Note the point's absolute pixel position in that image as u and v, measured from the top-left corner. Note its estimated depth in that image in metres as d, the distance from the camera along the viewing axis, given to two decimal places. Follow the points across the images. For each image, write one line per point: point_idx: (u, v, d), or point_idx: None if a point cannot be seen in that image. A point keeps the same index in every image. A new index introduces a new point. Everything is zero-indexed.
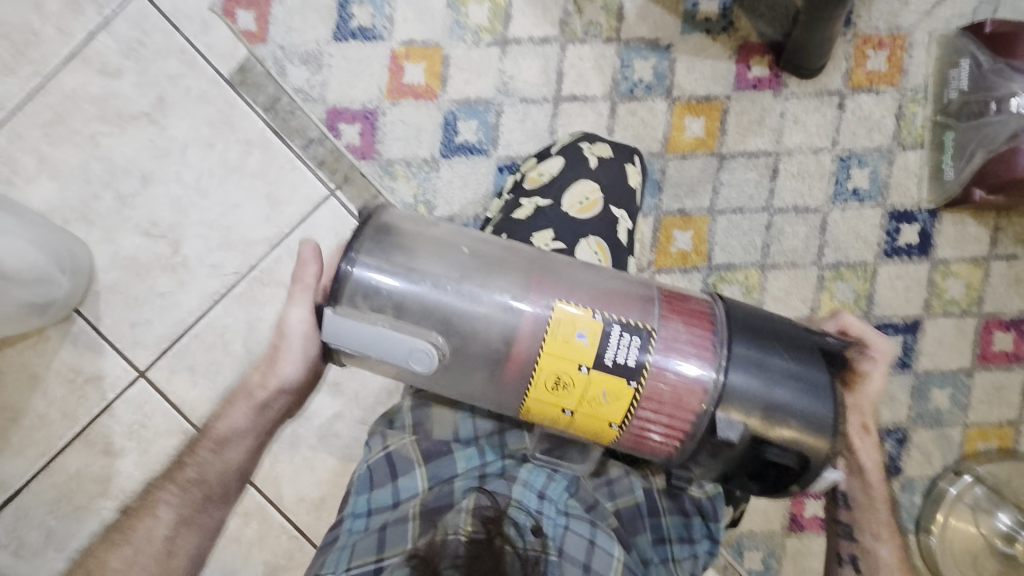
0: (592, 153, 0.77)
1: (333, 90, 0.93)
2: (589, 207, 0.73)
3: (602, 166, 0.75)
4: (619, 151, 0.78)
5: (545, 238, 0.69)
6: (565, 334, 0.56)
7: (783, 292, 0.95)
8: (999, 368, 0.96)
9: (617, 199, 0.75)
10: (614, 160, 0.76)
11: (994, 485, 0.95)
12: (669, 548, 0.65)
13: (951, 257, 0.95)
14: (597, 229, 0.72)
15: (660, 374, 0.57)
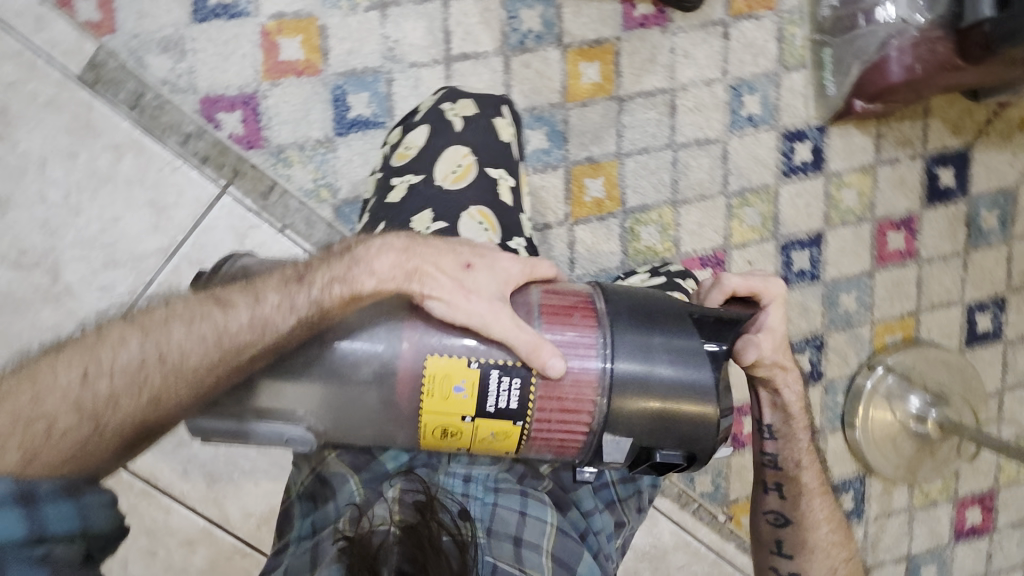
0: (456, 113, 0.63)
1: (203, 77, 0.85)
2: (466, 174, 0.60)
3: (470, 126, 0.63)
4: (488, 104, 0.66)
5: (421, 222, 0.58)
6: (439, 386, 0.51)
7: (696, 225, 0.98)
8: (895, 265, 1.04)
9: (497, 159, 0.63)
10: (482, 116, 0.64)
11: (903, 372, 1.03)
12: (613, 490, 0.67)
13: (842, 169, 1.01)
14: (480, 198, 0.60)
15: (544, 394, 0.52)
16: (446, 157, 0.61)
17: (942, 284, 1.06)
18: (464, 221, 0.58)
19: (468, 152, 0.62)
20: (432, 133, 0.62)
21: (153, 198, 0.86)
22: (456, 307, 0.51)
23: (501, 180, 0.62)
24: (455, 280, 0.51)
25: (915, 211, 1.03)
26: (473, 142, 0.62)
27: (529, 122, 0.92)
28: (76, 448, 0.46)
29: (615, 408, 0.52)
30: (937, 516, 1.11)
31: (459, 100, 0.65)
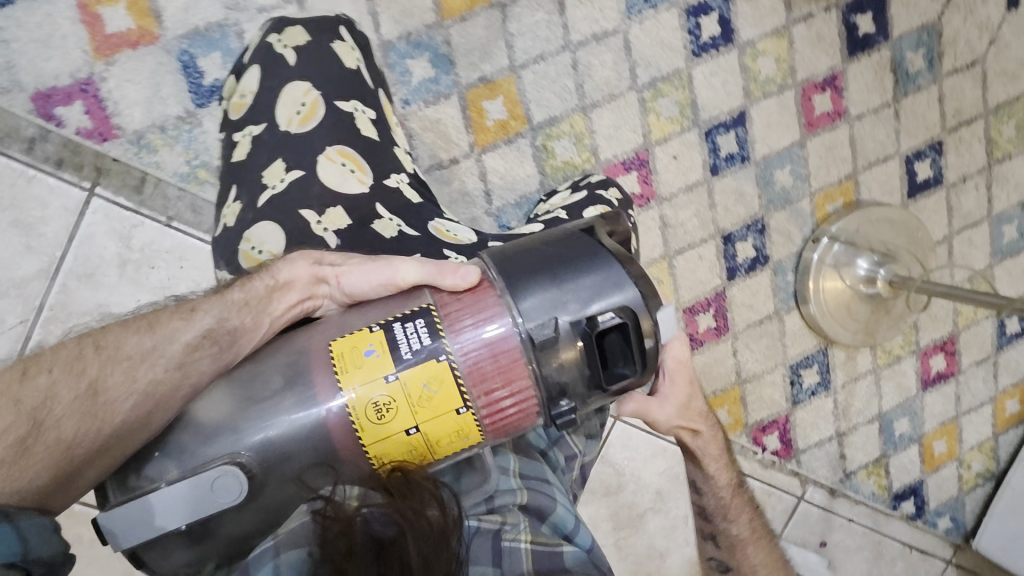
0: (285, 45, 0.63)
1: (27, 70, 0.75)
2: (311, 113, 0.60)
3: (303, 58, 0.62)
4: (320, 31, 0.64)
5: (275, 176, 0.58)
6: (349, 361, 0.44)
7: (611, 128, 0.91)
8: (825, 129, 0.99)
9: (341, 87, 0.62)
10: (315, 44, 0.63)
11: (848, 239, 1.00)
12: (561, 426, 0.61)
13: (755, 36, 0.94)
14: (333, 135, 0.60)
15: (468, 353, 0.45)
16: (286, 99, 0.60)
17: (876, 139, 1.02)
18: (322, 165, 0.58)
19: (309, 89, 0.60)
20: (267, 75, 0.62)
21: (16, 217, 0.77)
22: (362, 275, 0.49)
23: (351, 111, 0.61)
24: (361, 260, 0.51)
25: (838, 68, 0.98)
26: (310, 76, 0.61)
27: (408, 51, 0.84)
28: (13, 450, 0.41)
29: (539, 337, 0.45)
30: (903, 371, 1.12)
31: (287, 30, 0.65)
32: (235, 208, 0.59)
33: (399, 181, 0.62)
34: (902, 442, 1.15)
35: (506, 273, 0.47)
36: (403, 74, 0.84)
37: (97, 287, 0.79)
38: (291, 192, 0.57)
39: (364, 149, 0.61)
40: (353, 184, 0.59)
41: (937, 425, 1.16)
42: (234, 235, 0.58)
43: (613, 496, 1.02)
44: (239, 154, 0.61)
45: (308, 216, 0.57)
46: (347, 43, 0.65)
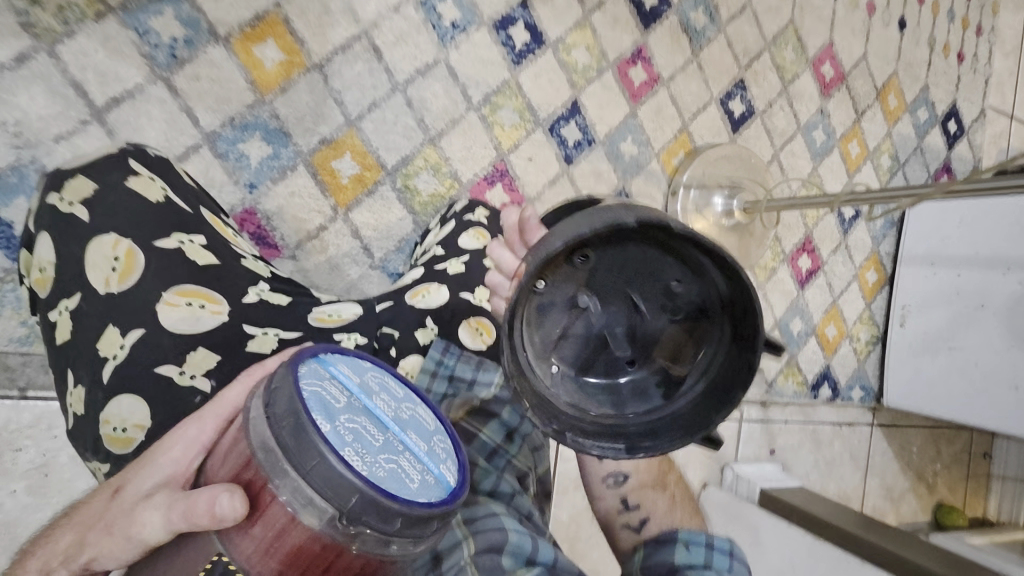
0: (69, 202, 0.57)
1: None
2: (128, 266, 0.57)
3: (98, 210, 0.58)
4: (106, 172, 0.60)
5: (113, 344, 0.54)
6: None
7: (463, 151, 0.94)
8: (648, 96, 1.09)
9: (157, 226, 0.59)
10: (108, 190, 0.59)
11: (700, 184, 1.11)
12: (504, 452, 0.61)
13: (562, 32, 1.01)
14: (166, 279, 0.57)
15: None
16: (95, 259, 0.56)
17: (691, 92, 1.13)
18: (164, 314, 0.56)
19: (118, 240, 0.57)
20: (58, 240, 0.56)
21: None
22: (114, 554, 0.33)
23: (178, 246, 0.60)
24: (106, 523, 0.35)
25: (639, 41, 1.08)
26: (115, 225, 0.57)
27: (237, 135, 0.80)
28: None
29: (366, 527, 0.28)
30: (781, 279, 1.26)
31: (65, 184, 0.59)
32: (81, 392, 0.54)
33: (259, 291, 0.62)
34: (801, 339, 1.28)
35: (279, 460, 0.28)
36: (239, 159, 0.81)
37: None
38: (136, 353, 0.54)
39: (205, 276, 0.59)
40: (207, 318, 0.58)
41: (823, 314, 1.32)
42: (93, 421, 0.53)
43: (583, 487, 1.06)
44: (63, 335, 0.56)
45: (168, 371, 0.54)
46: (144, 175, 0.62)
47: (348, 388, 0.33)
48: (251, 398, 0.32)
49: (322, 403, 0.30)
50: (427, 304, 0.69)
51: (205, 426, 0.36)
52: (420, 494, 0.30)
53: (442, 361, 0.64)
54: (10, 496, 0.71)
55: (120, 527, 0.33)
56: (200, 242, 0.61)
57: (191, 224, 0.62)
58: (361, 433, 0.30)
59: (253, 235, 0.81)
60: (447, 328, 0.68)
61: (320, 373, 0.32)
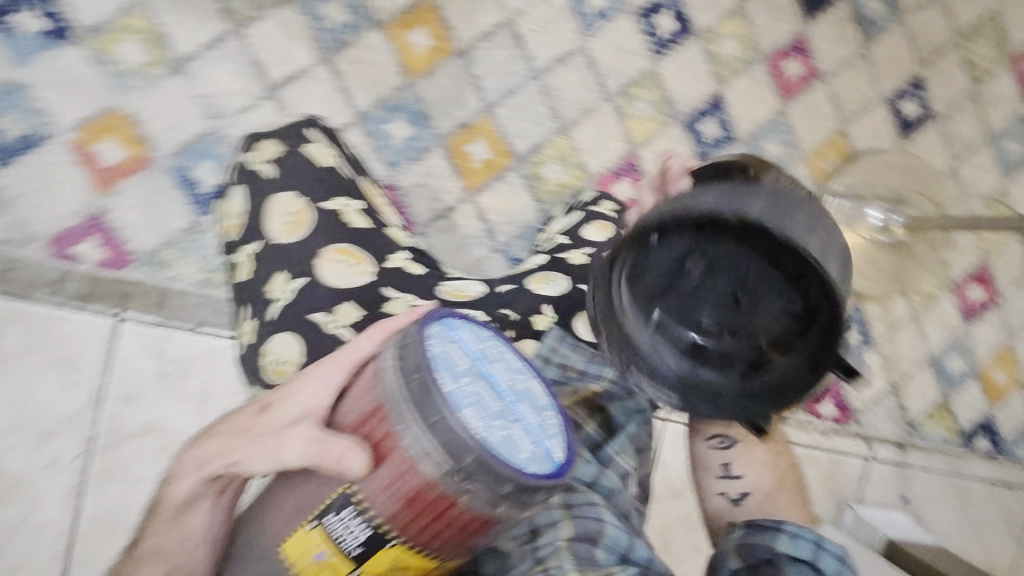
0: (260, 161, 0.67)
1: (40, 220, 0.79)
2: (302, 221, 0.64)
3: (284, 170, 0.67)
4: (291, 139, 0.70)
5: (281, 286, 0.62)
6: (304, 563, 0.36)
7: (594, 142, 0.93)
8: (802, 92, 1.00)
9: (324, 189, 0.67)
10: (292, 154, 0.68)
11: (857, 192, 0.99)
12: (607, 449, 0.60)
13: (712, 21, 0.95)
14: (328, 238, 0.65)
15: (406, 526, 0.32)
16: (276, 212, 0.65)
17: (855, 90, 1.02)
18: (322, 268, 0.63)
19: (296, 198, 0.65)
20: (252, 193, 0.66)
21: (55, 357, 0.81)
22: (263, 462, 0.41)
23: (338, 208, 0.67)
24: (255, 433, 0.42)
25: (799, 31, 0.99)
26: (295, 185, 0.66)
27: (384, 116, 0.86)
28: None
29: (475, 485, 0.31)
30: (941, 309, 1.10)
31: (257, 146, 0.68)
32: (252, 323, 0.62)
33: (400, 259, 0.68)
34: (959, 379, 1.12)
35: (407, 412, 0.32)
36: (385, 138, 0.87)
37: (142, 406, 0.83)
38: (299, 298, 0.61)
39: (357, 237, 0.67)
40: (358, 275, 0.64)
41: (991, 354, 1.13)
42: (255, 350, 0.60)
43: (680, 499, 1.02)
44: (243, 274, 0.64)
45: (319, 317, 0.60)
46: (319, 143, 0.71)
47: (471, 351, 0.34)
48: (383, 352, 0.35)
49: (447, 364, 0.33)
50: (546, 291, 0.69)
51: (335, 369, 0.40)
52: (529, 463, 0.32)
53: (556, 349, 0.63)
54: (180, 414, 0.84)
55: (271, 441, 0.40)
56: (358, 207, 0.69)
57: (350, 192, 0.69)
58: (480, 397, 0.32)
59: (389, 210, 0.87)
60: (565, 316, 0.67)
61: (449, 336, 0.34)
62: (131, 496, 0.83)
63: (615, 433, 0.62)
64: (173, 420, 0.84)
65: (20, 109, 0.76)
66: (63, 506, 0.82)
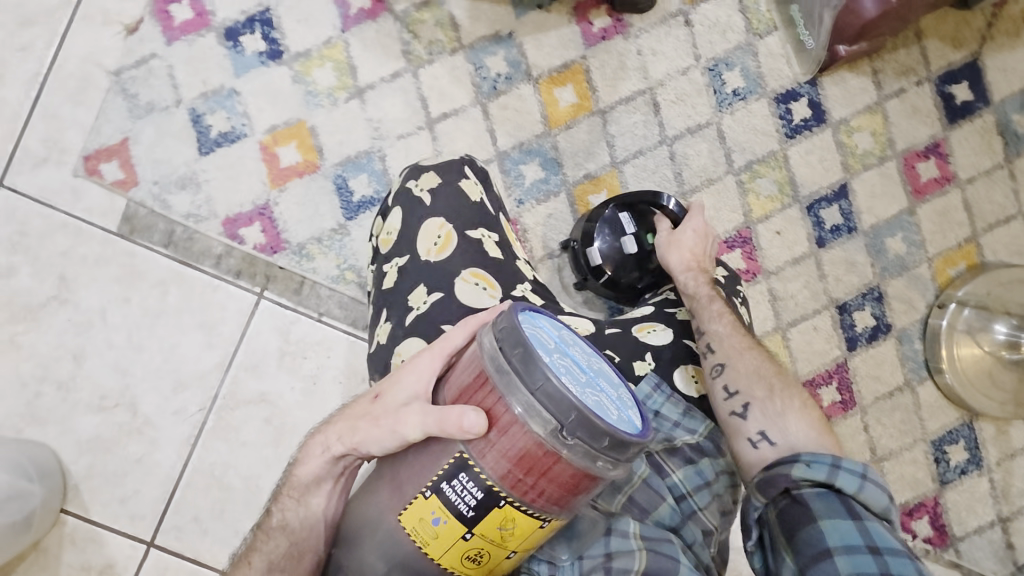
0: (422, 188, 0.75)
1: (220, 202, 0.92)
2: (446, 244, 0.72)
3: (438, 198, 0.74)
4: (448, 171, 0.76)
5: (419, 298, 0.70)
6: (420, 530, 0.42)
7: (712, 210, 0.96)
8: (934, 194, 0.98)
9: (470, 219, 0.74)
10: (448, 184, 0.75)
11: (979, 303, 0.96)
12: (691, 502, 0.61)
13: (847, 114, 0.98)
14: (466, 261, 0.72)
15: (514, 483, 0.39)
16: (426, 233, 0.73)
17: (992, 200, 0.99)
18: (457, 286, 0.70)
19: (443, 223, 0.73)
20: (407, 215, 0.74)
21: (203, 319, 0.92)
22: (380, 441, 0.47)
23: (480, 237, 0.74)
24: (371, 417, 0.49)
25: (938, 135, 0.99)
26: (443, 213, 0.74)
27: (521, 158, 0.95)
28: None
29: (575, 440, 0.37)
30: None
31: (422, 175, 0.76)
32: (388, 327, 0.70)
33: (523, 289, 0.73)
34: None
35: (514, 381, 0.38)
36: (517, 177, 0.94)
37: (261, 377, 0.93)
38: (433, 311, 0.69)
39: (491, 264, 0.73)
40: (485, 298, 0.70)
41: None
42: (388, 350, 0.69)
43: None
44: (388, 283, 0.72)
45: (450, 329, 0.67)
46: (473, 176, 0.78)
47: (553, 334, 0.41)
48: (481, 334, 0.41)
49: (541, 342, 0.39)
50: (650, 341, 0.72)
51: (435, 358, 0.48)
52: (618, 423, 0.38)
53: (651, 396, 0.67)
54: (289, 391, 0.93)
55: (385, 421, 0.47)
56: (496, 238, 0.75)
57: (492, 223, 0.75)
58: (572, 369, 0.39)
59: None
60: (665, 366, 0.70)
61: (535, 318, 0.42)
62: (232, 456, 0.92)
63: (701, 487, 0.62)
64: (282, 395, 0.93)
65: (231, 111, 0.93)
66: (178, 451, 0.92)
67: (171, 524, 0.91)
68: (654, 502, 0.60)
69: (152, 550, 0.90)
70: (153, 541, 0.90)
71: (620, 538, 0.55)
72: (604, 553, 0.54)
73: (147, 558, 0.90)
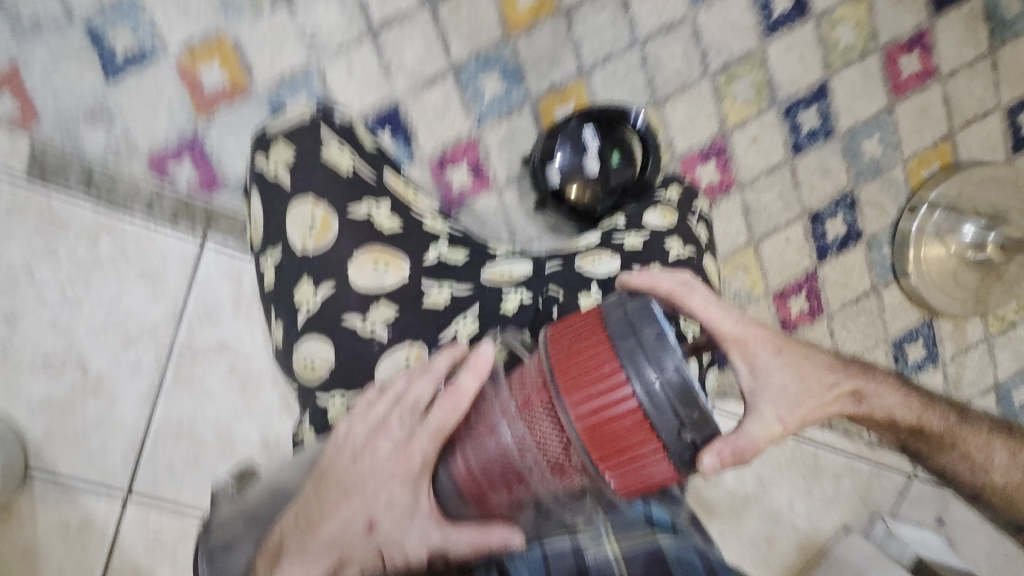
0: (274, 168, 0.67)
1: (141, 134, 0.81)
2: (323, 231, 0.65)
3: (297, 174, 0.66)
4: (304, 137, 0.68)
5: (307, 296, 0.64)
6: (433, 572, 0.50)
7: (686, 119, 0.89)
8: (914, 92, 0.94)
9: (348, 193, 0.67)
10: (303, 157, 0.67)
11: (950, 204, 0.95)
12: None
13: (830, 5, 0.90)
14: (357, 241, 0.65)
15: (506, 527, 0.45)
16: (295, 221, 0.65)
17: (971, 95, 0.95)
18: (353, 274, 0.64)
19: (314, 205, 0.65)
20: (268, 203, 0.66)
21: (143, 269, 0.85)
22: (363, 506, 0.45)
23: (367, 213, 0.67)
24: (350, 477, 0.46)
25: (923, 25, 0.93)
26: (314, 190, 0.66)
27: (478, 69, 0.85)
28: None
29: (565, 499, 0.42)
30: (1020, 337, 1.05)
31: (271, 148, 0.68)
32: (280, 327, 0.66)
33: (438, 251, 0.68)
34: None
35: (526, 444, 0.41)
36: (475, 92, 0.85)
37: (217, 324, 0.87)
38: (327, 305, 0.63)
39: (390, 238, 0.66)
40: (390, 277, 0.65)
41: None
42: (288, 354, 0.65)
43: (713, 487, 1.03)
44: (269, 283, 0.67)
45: (353, 321, 0.63)
46: (332, 144, 0.69)
47: None
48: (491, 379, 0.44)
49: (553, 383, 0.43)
50: (596, 271, 0.68)
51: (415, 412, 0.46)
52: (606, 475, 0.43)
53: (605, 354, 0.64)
54: (250, 336, 0.88)
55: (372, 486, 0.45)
56: (386, 209, 0.68)
57: (376, 188, 0.69)
58: None
59: (471, 165, 0.86)
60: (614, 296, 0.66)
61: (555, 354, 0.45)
62: (199, 406, 0.88)
63: None
64: (244, 341, 0.88)
65: (136, 26, 0.79)
66: (140, 406, 0.87)
67: (145, 478, 0.88)
68: None
69: (130, 503, 0.88)
70: (129, 495, 0.88)
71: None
72: None
73: (125, 511, 0.88)
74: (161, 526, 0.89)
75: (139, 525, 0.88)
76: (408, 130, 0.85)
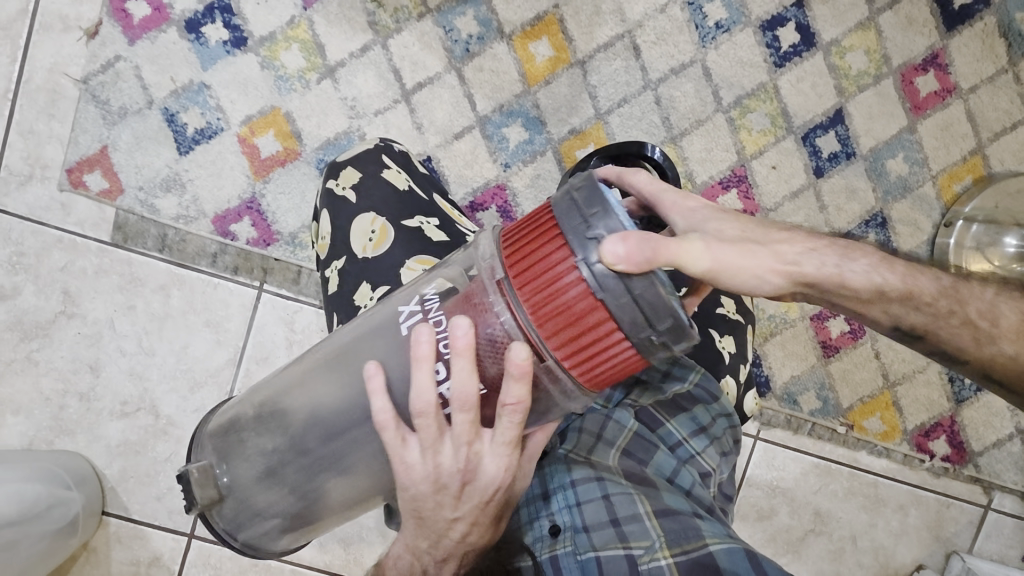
0: (343, 187, 0.75)
1: (207, 200, 0.92)
2: (381, 237, 0.72)
3: (362, 194, 0.74)
4: (366, 164, 0.76)
5: (365, 296, 0.69)
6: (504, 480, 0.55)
7: (703, 152, 0.93)
8: (935, 109, 0.95)
9: (402, 209, 0.74)
10: (367, 179, 0.75)
11: (987, 217, 0.93)
12: (688, 446, 0.70)
13: (838, 35, 0.94)
14: (407, 249, 0.71)
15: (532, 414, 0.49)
16: (359, 231, 0.73)
17: (997, 108, 0.95)
18: (405, 277, 0.68)
19: (376, 217, 0.73)
20: (336, 216, 0.74)
21: (208, 318, 0.93)
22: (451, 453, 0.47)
23: (418, 225, 0.73)
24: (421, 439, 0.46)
25: (936, 46, 0.94)
26: (374, 206, 0.73)
27: (502, 120, 0.92)
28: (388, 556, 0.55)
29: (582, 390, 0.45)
30: None
31: (341, 173, 0.76)
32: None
33: None
34: None
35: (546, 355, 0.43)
36: (501, 141, 0.92)
37: (272, 367, 0.94)
38: (380, 305, 0.68)
39: (436, 248, 0.71)
40: None
41: None
42: None
43: (766, 521, 0.99)
44: (333, 287, 0.72)
45: None
46: (393, 168, 0.77)
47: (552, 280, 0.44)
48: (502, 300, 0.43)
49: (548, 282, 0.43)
50: None
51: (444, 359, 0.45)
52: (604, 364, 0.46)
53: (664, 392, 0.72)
54: None
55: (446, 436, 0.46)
56: (434, 224, 0.74)
57: (424, 208, 0.75)
58: None
59: (499, 208, 0.92)
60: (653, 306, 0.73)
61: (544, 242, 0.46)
62: None
63: (695, 433, 0.72)
64: None
65: (204, 106, 0.91)
66: None
67: None
68: (651, 451, 0.68)
69: (194, 540, 0.94)
70: (193, 532, 0.94)
71: (615, 487, 0.61)
72: (602, 496, 0.60)
73: (189, 548, 0.94)
74: (222, 562, 0.94)
75: (202, 562, 0.94)
76: (442, 179, 0.92)
